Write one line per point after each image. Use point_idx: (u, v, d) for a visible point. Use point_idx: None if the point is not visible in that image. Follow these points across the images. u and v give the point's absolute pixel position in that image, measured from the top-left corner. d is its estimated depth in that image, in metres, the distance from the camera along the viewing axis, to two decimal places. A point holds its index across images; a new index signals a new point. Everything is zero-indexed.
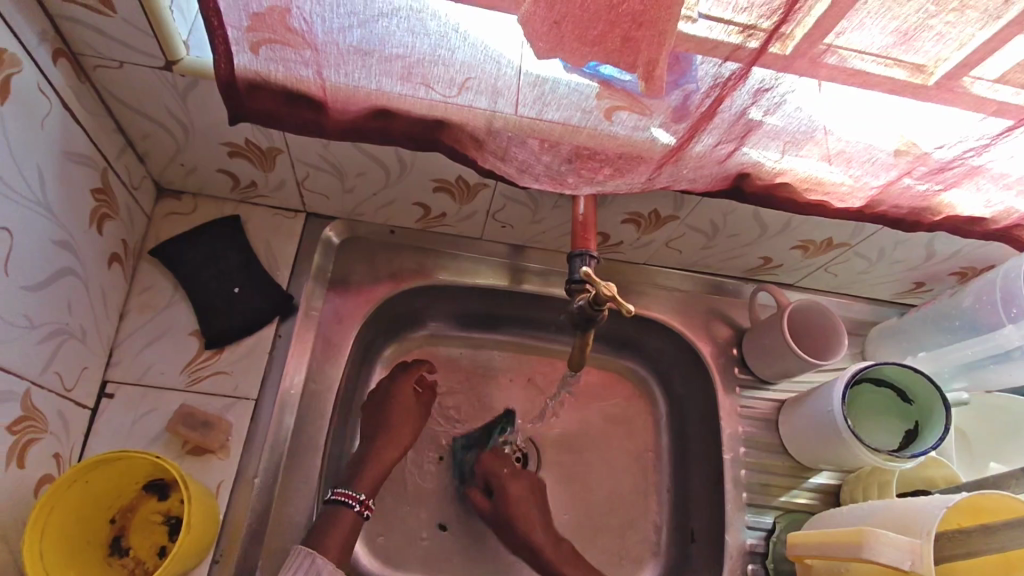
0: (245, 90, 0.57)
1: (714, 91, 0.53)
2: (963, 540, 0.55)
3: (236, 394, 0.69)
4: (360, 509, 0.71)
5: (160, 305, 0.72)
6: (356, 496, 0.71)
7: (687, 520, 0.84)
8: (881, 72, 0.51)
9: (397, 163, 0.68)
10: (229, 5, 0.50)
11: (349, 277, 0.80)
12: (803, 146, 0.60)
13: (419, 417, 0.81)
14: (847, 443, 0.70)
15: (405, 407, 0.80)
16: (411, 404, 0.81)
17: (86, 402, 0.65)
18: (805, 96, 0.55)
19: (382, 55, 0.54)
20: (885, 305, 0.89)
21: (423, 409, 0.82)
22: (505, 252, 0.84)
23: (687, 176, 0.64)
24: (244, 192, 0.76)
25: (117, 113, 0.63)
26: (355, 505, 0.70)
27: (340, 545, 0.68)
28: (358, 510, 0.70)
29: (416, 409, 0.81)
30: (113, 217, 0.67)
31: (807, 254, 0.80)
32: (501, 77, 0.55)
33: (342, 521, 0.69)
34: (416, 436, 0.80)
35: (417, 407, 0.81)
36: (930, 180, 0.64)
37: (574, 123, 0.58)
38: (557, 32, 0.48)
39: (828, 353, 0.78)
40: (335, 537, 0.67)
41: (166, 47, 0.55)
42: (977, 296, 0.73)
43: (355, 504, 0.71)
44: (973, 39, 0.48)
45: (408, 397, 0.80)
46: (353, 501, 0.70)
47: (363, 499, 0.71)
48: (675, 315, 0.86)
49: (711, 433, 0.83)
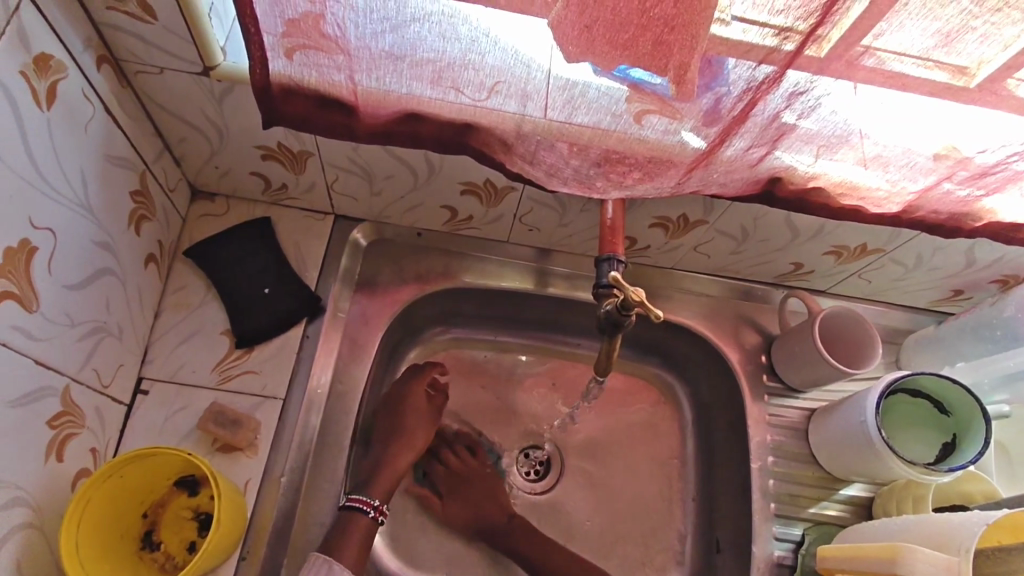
0: (279, 95, 0.59)
1: (747, 95, 0.52)
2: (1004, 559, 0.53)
3: (265, 393, 0.71)
4: (376, 514, 0.71)
5: (194, 304, 0.73)
6: (371, 502, 0.72)
7: (713, 529, 0.83)
8: (922, 75, 0.50)
9: (425, 167, 0.69)
10: (266, 12, 0.51)
11: (377, 279, 0.81)
12: (838, 150, 0.59)
13: (429, 420, 0.81)
14: (882, 455, 0.68)
15: (417, 410, 0.81)
16: (422, 408, 0.81)
17: (122, 398, 0.67)
18: (841, 99, 0.54)
19: (413, 60, 0.54)
20: (921, 313, 0.87)
21: (434, 411, 0.83)
22: (532, 255, 0.84)
23: (717, 180, 0.63)
24: (276, 195, 0.77)
25: (155, 117, 0.65)
26: (370, 511, 0.71)
27: (356, 550, 0.68)
28: (373, 516, 0.71)
29: (427, 412, 0.82)
30: (150, 218, 0.68)
31: (840, 260, 0.78)
32: (531, 82, 0.55)
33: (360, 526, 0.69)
34: (429, 439, 0.81)
35: (428, 409, 0.82)
36: (972, 186, 0.62)
37: (603, 127, 0.58)
38: (588, 36, 0.48)
39: (861, 361, 0.76)
40: (353, 543, 0.68)
41: (205, 53, 0.57)
42: (1021, 305, 0.71)
43: (370, 511, 0.71)
44: (1019, 40, 0.46)
45: (419, 400, 0.81)
46: (368, 507, 0.71)
47: (378, 505, 0.72)
48: (703, 321, 0.85)
49: (739, 441, 0.82)
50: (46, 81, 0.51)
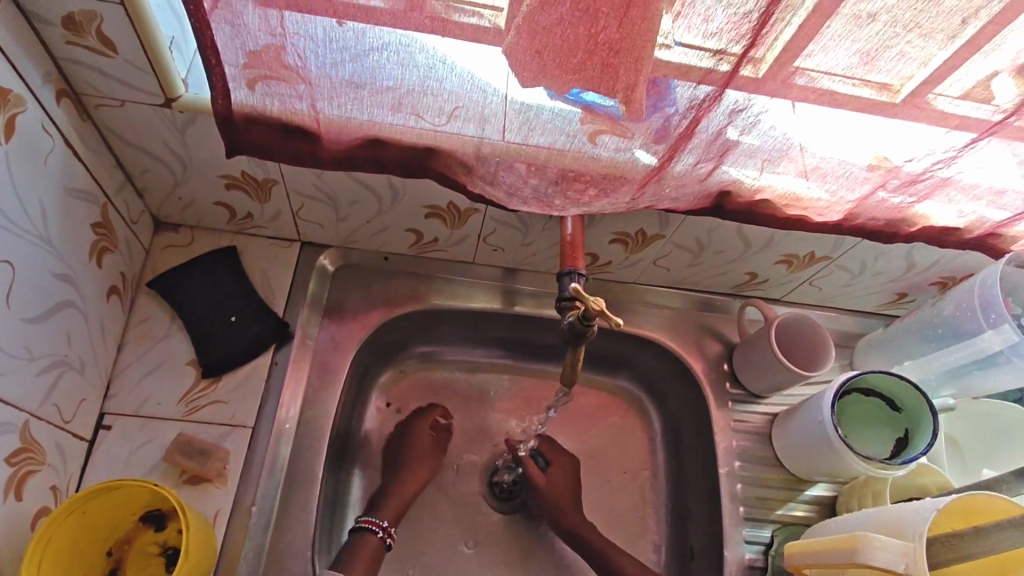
0: (241, 124, 0.60)
1: (690, 113, 0.56)
2: (957, 545, 0.56)
3: (233, 422, 0.70)
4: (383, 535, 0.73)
5: (158, 335, 0.73)
6: (379, 522, 0.73)
7: (686, 537, 0.84)
8: (851, 91, 0.54)
9: (389, 191, 0.71)
10: (227, 44, 0.53)
11: (344, 304, 0.81)
12: (780, 163, 0.63)
13: (436, 456, 0.83)
14: (840, 452, 0.71)
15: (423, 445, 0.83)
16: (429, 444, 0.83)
17: (83, 434, 0.65)
18: (779, 115, 0.57)
19: (373, 87, 0.57)
20: (871, 317, 0.91)
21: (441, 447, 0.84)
22: (499, 275, 0.86)
23: (669, 194, 0.66)
24: (241, 223, 0.78)
25: (117, 149, 0.65)
26: (378, 531, 0.73)
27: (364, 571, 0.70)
28: (381, 536, 0.73)
29: (434, 448, 0.84)
30: (112, 250, 0.68)
31: (791, 268, 0.82)
32: (488, 106, 0.57)
33: (365, 546, 0.71)
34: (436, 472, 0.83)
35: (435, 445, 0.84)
36: (904, 193, 0.66)
37: (559, 146, 0.60)
38: (539, 61, 0.51)
39: (816, 364, 0.79)
40: (358, 564, 0.70)
41: (166, 85, 0.58)
42: (957, 304, 0.75)
43: (378, 531, 0.73)
44: (935, 58, 0.51)
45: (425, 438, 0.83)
46: (376, 527, 0.73)
47: (386, 526, 0.73)
48: (667, 333, 0.87)
49: (707, 448, 0.84)
50: (4, 114, 0.51)
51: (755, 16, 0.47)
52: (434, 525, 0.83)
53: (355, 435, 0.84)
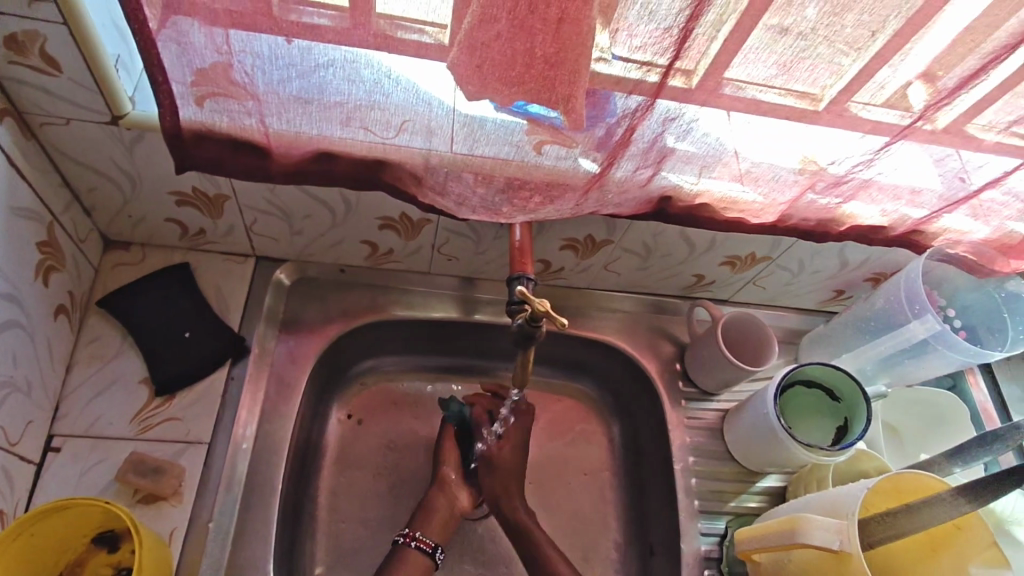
0: (190, 140, 0.60)
1: (626, 121, 0.59)
2: (891, 522, 0.59)
3: (188, 439, 0.70)
4: (410, 542, 0.75)
5: (109, 355, 0.72)
6: (403, 531, 0.76)
7: (646, 535, 0.86)
8: (780, 102, 0.58)
9: (342, 204, 0.72)
10: (174, 63, 0.54)
11: (301, 317, 0.82)
12: (715, 168, 0.66)
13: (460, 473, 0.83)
14: (784, 441, 0.75)
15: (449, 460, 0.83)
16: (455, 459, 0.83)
17: (31, 457, 0.64)
18: (709, 123, 0.61)
19: (321, 103, 0.58)
20: (813, 314, 0.95)
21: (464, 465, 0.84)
22: (456, 284, 0.87)
23: (613, 200, 0.69)
24: (193, 240, 0.78)
25: (63, 168, 0.65)
26: (404, 538, 0.75)
27: None
28: (406, 541, 0.75)
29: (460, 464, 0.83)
30: (59, 269, 0.67)
31: (735, 269, 0.86)
32: (434, 118, 0.59)
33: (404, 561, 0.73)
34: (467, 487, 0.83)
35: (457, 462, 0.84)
36: (831, 194, 0.70)
37: (503, 156, 0.63)
38: (480, 74, 0.53)
39: (761, 359, 0.83)
40: (405, 573, 0.72)
41: (112, 103, 0.58)
42: (887, 298, 0.80)
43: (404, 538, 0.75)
44: (848, 69, 0.56)
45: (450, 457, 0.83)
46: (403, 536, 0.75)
47: (409, 531, 0.76)
48: (621, 336, 0.90)
49: (662, 445, 0.86)
50: None
51: (677, 30, 0.51)
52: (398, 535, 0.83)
53: (315, 449, 0.84)
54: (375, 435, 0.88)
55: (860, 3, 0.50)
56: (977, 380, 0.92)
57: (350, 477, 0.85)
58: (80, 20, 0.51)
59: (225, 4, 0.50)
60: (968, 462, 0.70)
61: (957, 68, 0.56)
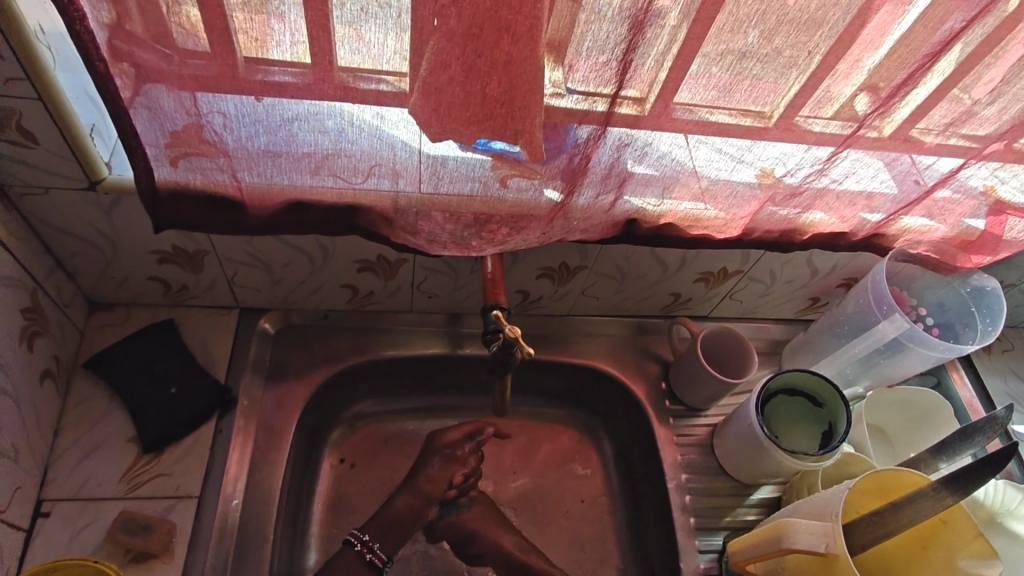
0: (167, 199, 0.63)
1: (581, 150, 0.62)
2: (880, 522, 0.60)
3: (179, 494, 0.70)
4: (364, 551, 0.71)
5: (96, 416, 0.73)
6: (359, 535, 0.72)
7: (646, 557, 0.85)
8: (733, 122, 0.62)
9: (320, 250, 0.74)
10: (147, 127, 0.57)
11: (287, 365, 0.82)
12: (675, 188, 0.69)
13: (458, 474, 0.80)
14: (769, 449, 0.76)
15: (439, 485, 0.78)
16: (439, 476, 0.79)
17: (21, 524, 0.65)
18: (662, 145, 0.64)
19: (291, 155, 0.61)
20: (792, 323, 0.97)
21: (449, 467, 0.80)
22: (441, 321, 0.88)
23: (578, 226, 0.72)
24: (176, 296, 0.79)
25: (44, 236, 0.67)
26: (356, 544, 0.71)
27: None
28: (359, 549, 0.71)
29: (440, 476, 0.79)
30: (43, 334, 0.69)
31: (710, 284, 0.88)
32: (399, 160, 0.62)
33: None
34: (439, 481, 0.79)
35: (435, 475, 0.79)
36: (789, 205, 0.73)
37: (469, 192, 0.65)
38: (439, 116, 0.56)
39: (742, 371, 0.84)
40: None
41: (89, 169, 0.61)
42: (858, 300, 0.82)
43: (356, 543, 0.71)
44: (789, 88, 0.59)
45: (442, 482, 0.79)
46: (355, 540, 0.71)
47: (364, 539, 0.72)
48: (605, 359, 0.91)
49: (654, 465, 0.86)
50: None
51: (616, 63, 0.54)
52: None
53: (308, 497, 0.84)
54: (367, 477, 0.88)
55: (788, 26, 0.53)
56: (961, 377, 0.94)
57: (345, 522, 0.84)
58: (55, 93, 0.54)
59: (192, 70, 0.53)
60: (952, 458, 0.71)
61: (891, 78, 0.59)
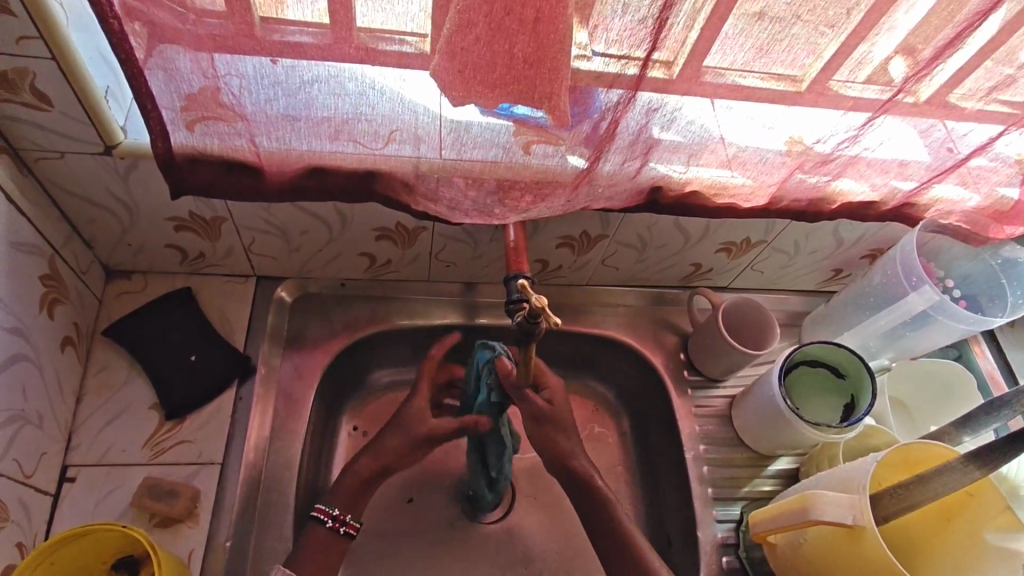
0: (184, 164, 0.62)
1: (609, 115, 0.60)
2: (903, 495, 0.59)
3: (201, 460, 0.71)
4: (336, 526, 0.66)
5: (118, 383, 0.73)
6: (330, 510, 0.66)
7: (662, 527, 0.86)
8: (764, 87, 0.59)
9: (338, 218, 0.73)
10: (161, 89, 0.55)
11: (305, 334, 0.82)
12: (702, 155, 0.67)
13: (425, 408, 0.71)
14: (790, 421, 0.75)
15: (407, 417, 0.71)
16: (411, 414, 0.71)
17: (47, 488, 0.66)
18: (693, 110, 0.62)
19: (310, 119, 0.59)
20: (813, 295, 0.96)
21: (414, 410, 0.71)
22: (459, 290, 0.88)
23: (603, 194, 0.70)
24: (193, 265, 0.79)
25: (60, 200, 0.66)
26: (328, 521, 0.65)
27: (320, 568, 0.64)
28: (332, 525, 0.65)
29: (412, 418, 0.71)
30: (63, 301, 0.69)
31: (732, 255, 0.86)
32: (420, 125, 0.60)
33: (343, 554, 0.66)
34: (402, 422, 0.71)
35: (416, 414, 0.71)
36: (818, 173, 0.71)
37: (492, 158, 0.64)
38: (463, 79, 0.54)
39: (763, 344, 0.83)
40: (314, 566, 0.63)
41: (104, 133, 0.59)
42: (884, 272, 0.81)
43: (327, 520, 0.65)
44: (827, 49, 0.56)
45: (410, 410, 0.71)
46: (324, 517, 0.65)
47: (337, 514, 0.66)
48: (623, 329, 0.90)
49: (672, 436, 0.86)
50: None
51: (651, 21, 0.52)
52: (412, 542, 0.83)
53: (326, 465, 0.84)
54: None
55: None
56: (982, 349, 0.93)
57: None
58: (68, 53, 0.52)
59: (208, 29, 0.51)
60: (976, 431, 0.70)
61: (933, 39, 0.56)
